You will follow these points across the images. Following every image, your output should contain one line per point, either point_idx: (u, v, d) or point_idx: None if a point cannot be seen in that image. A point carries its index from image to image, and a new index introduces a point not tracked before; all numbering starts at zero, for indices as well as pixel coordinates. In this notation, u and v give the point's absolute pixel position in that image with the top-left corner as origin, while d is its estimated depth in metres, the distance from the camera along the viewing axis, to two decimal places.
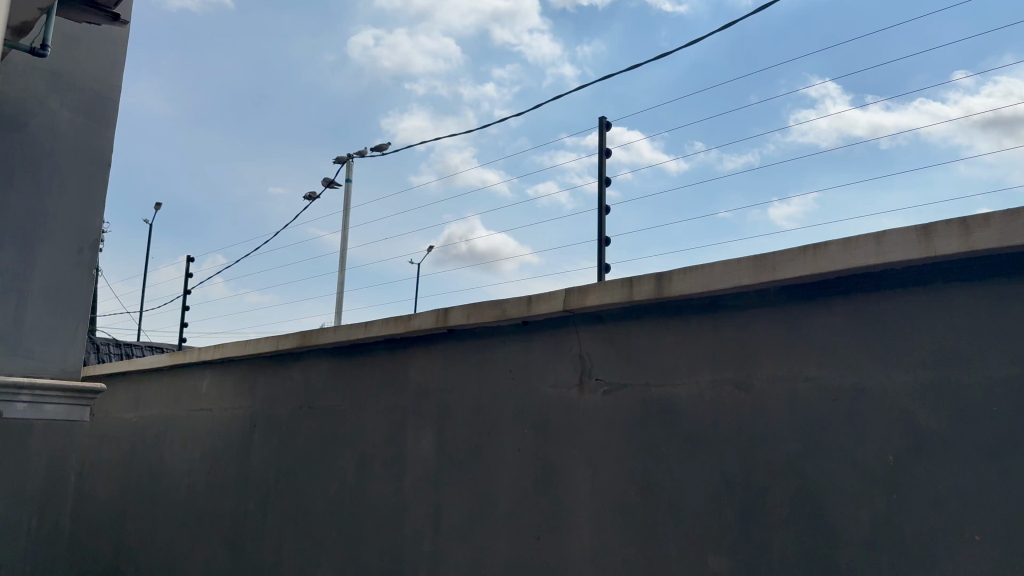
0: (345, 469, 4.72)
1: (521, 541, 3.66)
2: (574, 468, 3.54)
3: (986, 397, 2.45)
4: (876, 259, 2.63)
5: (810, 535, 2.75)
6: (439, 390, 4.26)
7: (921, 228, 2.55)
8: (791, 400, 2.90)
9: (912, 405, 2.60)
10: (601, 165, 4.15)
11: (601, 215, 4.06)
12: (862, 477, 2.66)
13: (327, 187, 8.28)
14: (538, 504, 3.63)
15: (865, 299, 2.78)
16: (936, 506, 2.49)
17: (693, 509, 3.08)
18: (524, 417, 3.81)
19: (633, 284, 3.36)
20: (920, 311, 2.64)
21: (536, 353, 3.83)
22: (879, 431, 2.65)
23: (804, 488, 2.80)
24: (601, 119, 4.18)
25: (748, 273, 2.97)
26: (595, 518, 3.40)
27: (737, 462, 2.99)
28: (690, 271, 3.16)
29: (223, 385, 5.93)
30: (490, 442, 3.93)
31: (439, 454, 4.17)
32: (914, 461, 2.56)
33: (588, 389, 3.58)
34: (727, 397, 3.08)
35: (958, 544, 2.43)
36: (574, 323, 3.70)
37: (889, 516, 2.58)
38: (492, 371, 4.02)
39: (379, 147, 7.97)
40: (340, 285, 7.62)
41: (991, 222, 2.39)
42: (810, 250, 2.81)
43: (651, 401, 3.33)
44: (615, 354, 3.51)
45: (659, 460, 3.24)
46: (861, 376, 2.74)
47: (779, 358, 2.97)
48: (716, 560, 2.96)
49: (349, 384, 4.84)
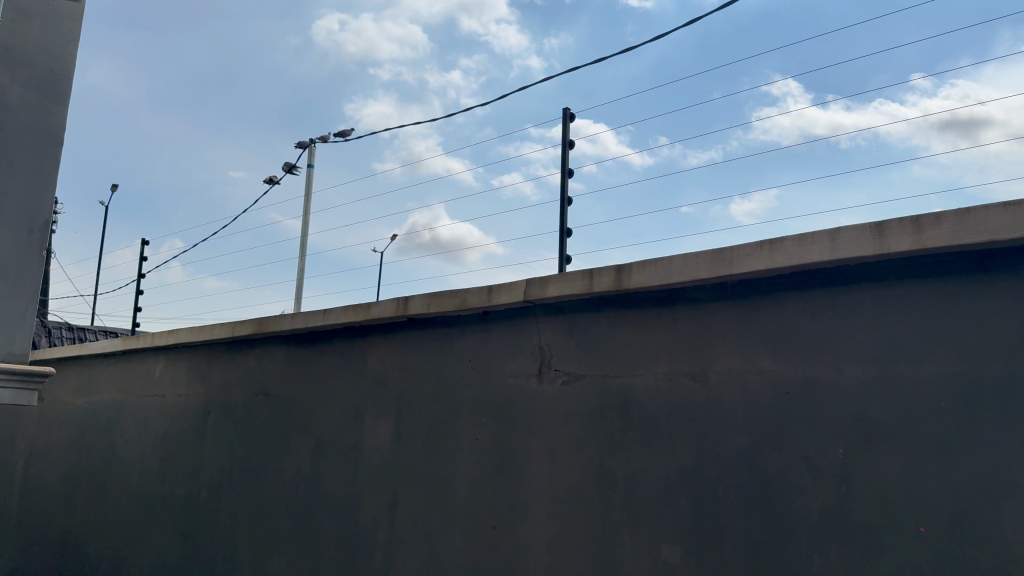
0: (300, 458, 4.68)
1: (477, 531, 3.66)
2: (531, 458, 3.55)
3: (934, 391, 2.51)
4: (830, 255, 2.67)
5: (760, 526, 2.79)
6: (397, 379, 4.24)
7: (875, 225, 2.59)
8: (745, 393, 2.94)
9: (862, 399, 2.66)
10: (564, 155, 4.16)
11: (563, 206, 4.07)
12: (813, 469, 2.71)
13: (288, 171, 8.18)
14: (494, 494, 3.64)
15: (819, 295, 2.83)
16: (884, 498, 2.54)
17: (647, 500, 3.11)
18: (482, 407, 3.81)
19: (593, 276, 3.38)
20: (873, 307, 2.69)
21: (496, 344, 3.83)
22: (830, 425, 2.71)
23: (756, 480, 2.84)
24: (566, 110, 4.18)
25: (705, 267, 3.00)
26: (550, 508, 3.41)
27: (692, 455, 3.03)
28: (649, 263, 3.18)
29: (177, 370, 5.84)
30: (447, 431, 3.93)
31: (396, 443, 4.15)
32: (863, 453, 2.62)
33: (547, 379, 3.59)
34: (682, 389, 3.12)
35: (904, 536, 2.48)
36: (534, 313, 3.71)
37: (838, 508, 2.63)
38: (451, 360, 4.01)
39: (342, 133, 7.90)
40: (300, 271, 7.54)
41: (943, 221, 2.44)
42: (767, 244, 2.84)
43: (608, 392, 3.35)
44: (574, 345, 3.53)
45: (615, 451, 3.26)
46: (813, 369, 2.79)
47: (733, 352, 3.01)
48: (669, 550, 3.00)
49: (306, 372, 4.80)
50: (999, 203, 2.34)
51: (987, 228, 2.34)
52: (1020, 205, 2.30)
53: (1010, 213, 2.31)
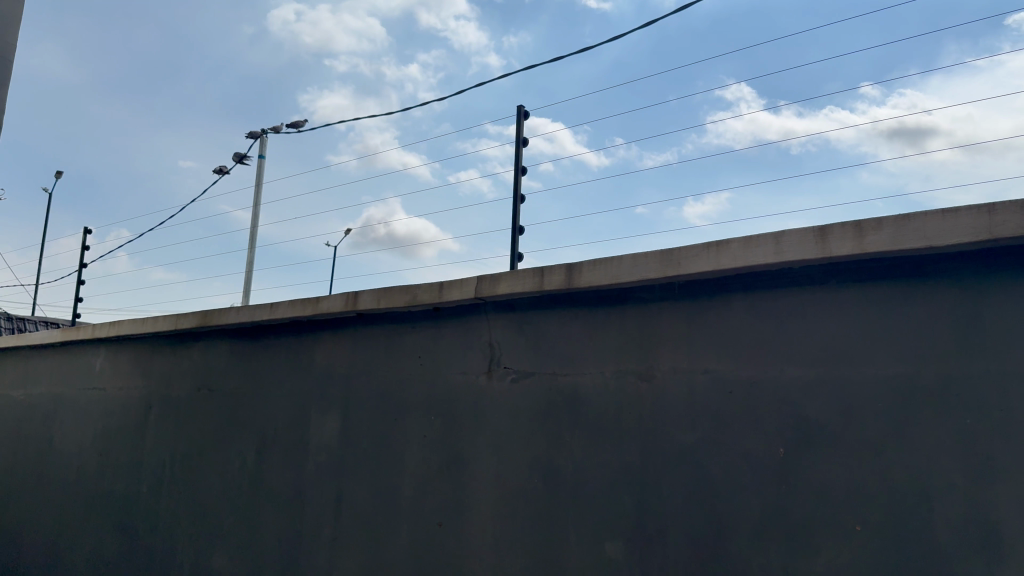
0: (244, 454, 4.61)
1: (422, 528, 3.65)
2: (478, 455, 3.55)
3: (871, 393, 2.57)
4: (774, 258, 2.72)
5: (701, 524, 2.83)
6: (345, 375, 4.20)
7: (817, 229, 2.64)
8: (690, 393, 2.98)
9: (803, 400, 2.71)
10: (517, 153, 4.16)
11: (516, 204, 4.07)
12: (753, 469, 2.76)
13: (238, 161, 8.05)
14: (440, 491, 3.63)
15: (763, 297, 2.88)
16: (821, 497, 2.60)
17: (593, 497, 3.13)
18: (430, 404, 3.80)
19: (544, 274, 3.38)
20: (816, 308, 2.74)
21: (446, 340, 3.82)
22: (771, 425, 2.76)
23: (698, 478, 2.88)
24: (520, 108, 4.18)
25: (654, 267, 3.03)
26: (497, 505, 3.41)
27: (637, 453, 3.06)
28: (599, 263, 3.19)
29: (118, 363, 5.71)
30: (395, 428, 3.90)
31: (343, 439, 4.11)
32: (803, 452, 2.67)
33: (496, 376, 3.59)
34: (630, 388, 3.14)
35: (841, 535, 2.54)
36: (484, 310, 3.71)
37: (777, 506, 2.68)
38: (400, 356, 3.99)
39: (295, 124, 7.81)
40: (249, 263, 7.43)
41: (883, 226, 2.49)
42: (713, 246, 2.88)
43: (556, 390, 3.37)
44: (524, 342, 3.53)
45: (562, 449, 3.28)
46: (755, 369, 2.84)
47: (680, 351, 3.04)
48: (613, 547, 3.03)
49: (252, 367, 4.73)
50: (937, 210, 2.41)
51: (925, 234, 2.40)
52: (958, 212, 2.37)
53: (948, 220, 2.37)
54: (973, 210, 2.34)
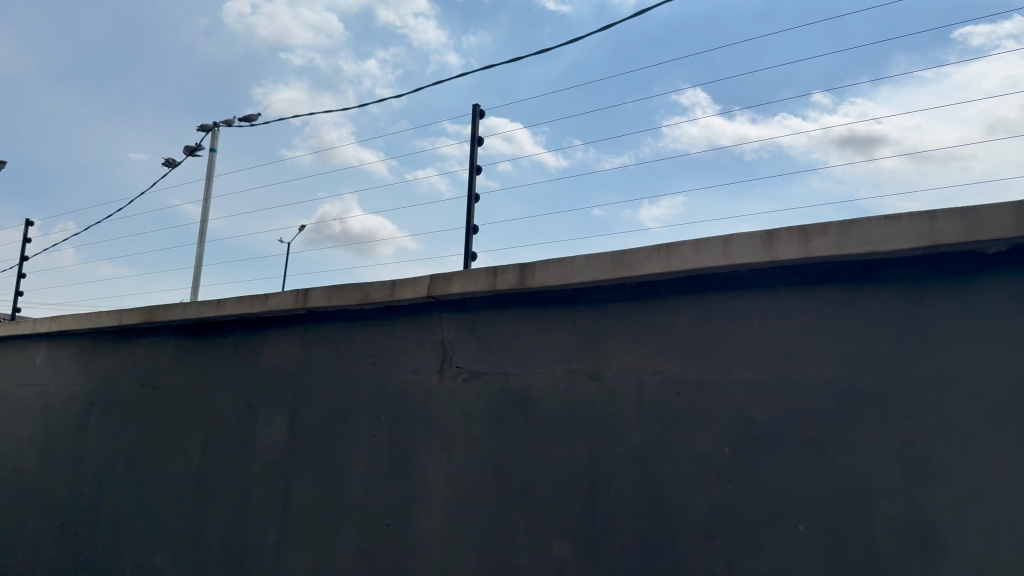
0: (189, 452, 4.52)
1: (370, 529, 3.62)
2: (429, 454, 3.53)
3: (814, 395, 2.62)
4: (722, 261, 2.75)
5: (648, 524, 2.86)
6: (294, 374, 4.15)
7: (764, 234, 2.67)
8: (639, 393, 3.00)
9: (749, 401, 2.75)
10: (472, 152, 4.15)
11: (470, 203, 4.06)
12: (700, 469, 2.79)
13: (189, 154, 7.91)
14: (389, 491, 3.61)
15: (711, 300, 2.91)
16: (764, 497, 2.64)
17: (542, 496, 3.14)
18: (380, 403, 3.76)
19: (497, 274, 3.38)
20: (762, 311, 2.78)
21: (397, 339, 3.80)
22: (718, 425, 2.79)
23: (647, 478, 2.90)
24: (475, 107, 4.18)
25: (606, 268, 3.04)
26: (446, 504, 3.40)
27: (586, 454, 3.07)
28: (552, 263, 3.20)
29: (60, 359, 5.56)
30: (344, 426, 3.86)
31: (291, 439, 4.06)
32: (747, 452, 2.71)
33: (447, 376, 3.57)
34: (581, 388, 3.16)
35: (784, 534, 2.58)
36: (437, 309, 3.69)
37: (722, 505, 2.72)
38: (350, 355, 3.95)
39: (248, 117, 7.70)
40: (198, 259, 7.30)
41: (829, 231, 2.54)
42: (664, 248, 2.90)
43: (507, 390, 3.37)
44: (476, 342, 3.53)
45: (512, 449, 3.28)
46: (703, 370, 2.87)
47: (630, 351, 3.07)
48: (561, 546, 3.04)
49: (198, 364, 4.64)
50: (880, 216, 2.46)
51: (868, 239, 2.45)
52: (899, 219, 2.42)
53: (891, 226, 2.42)
54: (915, 216, 2.39)
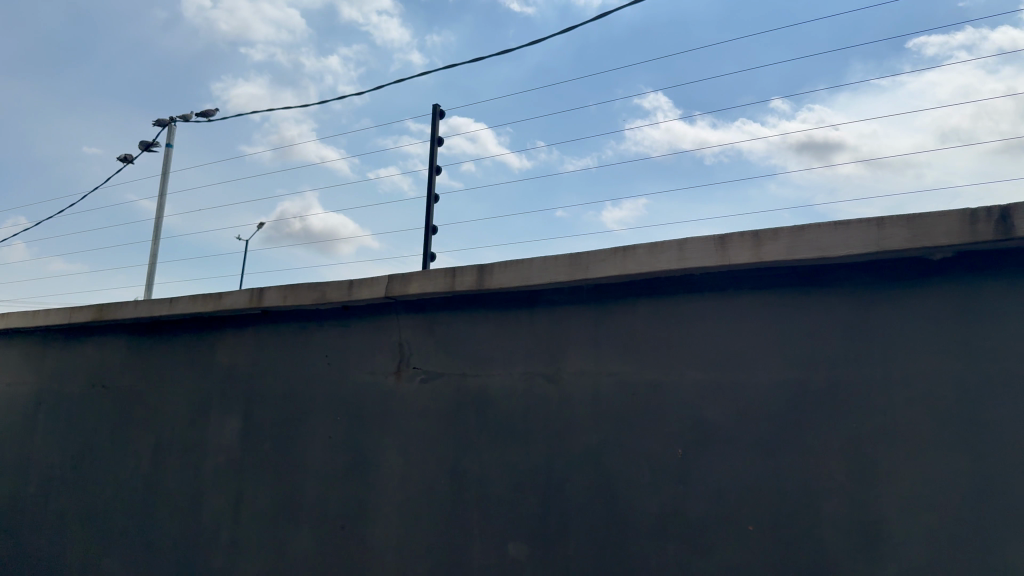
0: (140, 453, 4.44)
1: (324, 530, 3.59)
2: (385, 455, 3.51)
3: (766, 396, 2.66)
4: (677, 264, 2.77)
5: (603, 525, 2.88)
6: (249, 374, 4.10)
7: (718, 238, 2.71)
8: (596, 394, 3.02)
9: (703, 403, 2.78)
10: (432, 152, 4.14)
11: (429, 203, 4.05)
12: (654, 469, 2.82)
13: (144, 149, 7.78)
14: (345, 493, 3.58)
15: (666, 303, 2.94)
16: (716, 497, 2.67)
17: (498, 497, 3.14)
18: (336, 403, 3.74)
19: (455, 275, 3.37)
20: (716, 314, 2.82)
21: (354, 340, 3.77)
22: (672, 426, 2.82)
23: (602, 479, 2.92)
24: (435, 107, 4.17)
25: (564, 270, 3.05)
26: (402, 505, 3.39)
27: (542, 454, 3.08)
28: (510, 264, 3.20)
29: (7, 357, 5.43)
30: (300, 427, 3.83)
31: (245, 439, 4.01)
32: (700, 454, 2.74)
33: (405, 376, 3.56)
34: (538, 389, 3.17)
35: (734, 535, 2.62)
36: (394, 310, 3.67)
37: (675, 506, 2.75)
38: (307, 355, 3.91)
39: (205, 112, 7.60)
40: (153, 256, 7.18)
41: (780, 236, 2.57)
42: (620, 251, 2.92)
43: (465, 391, 3.36)
44: (434, 343, 3.52)
45: (469, 450, 3.28)
46: (658, 372, 2.90)
47: (587, 353, 3.08)
48: (516, 547, 3.05)
49: (151, 363, 4.56)
50: (830, 222, 2.50)
51: (818, 245, 2.50)
52: (848, 225, 2.46)
53: (840, 232, 2.47)
54: (863, 222, 2.45)
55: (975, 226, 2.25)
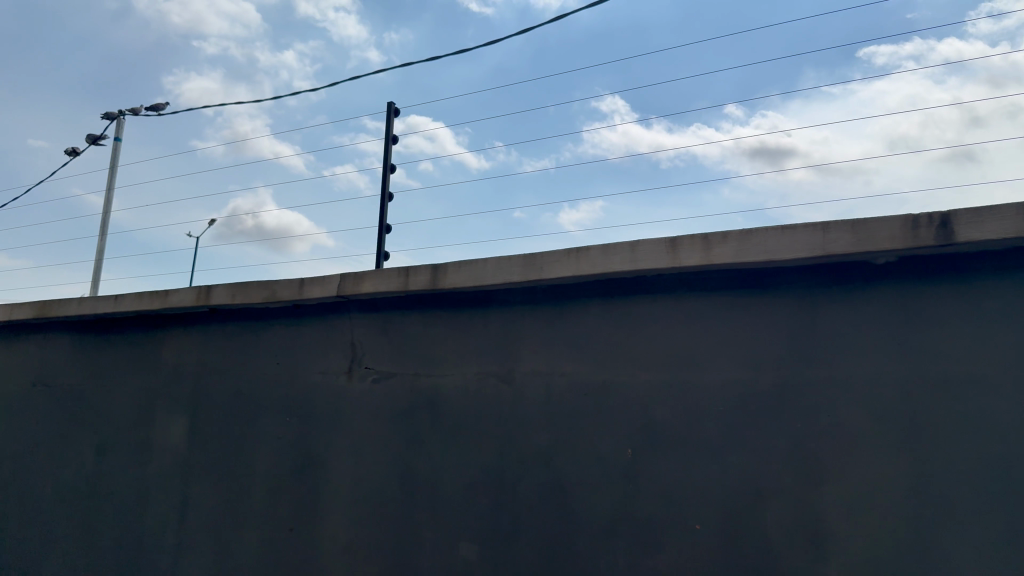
0: (83, 454, 4.33)
1: (272, 531, 3.54)
2: (335, 456, 3.47)
3: (714, 397, 2.69)
4: (629, 266, 2.79)
5: (553, 525, 2.88)
6: (197, 373, 4.02)
7: (669, 240, 2.73)
8: (548, 394, 3.03)
9: (653, 403, 2.80)
10: (387, 151, 4.11)
11: (383, 202, 4.02)
12: (605, 470, 2.83)
13: (91, 143, 7.60)
14: (293, 495, 3.54)
15: (618, 304, 2.96)
16: (665, 497, 2.70)
17: (449, 497, 3.13)
18: (286, 403, 3.69)
19: (409, 274, 3.34)
20: (667, 315, 2.85)
21: (306, 339, 3.73)
22: (622, 427, 2.84)
23: (552, 480, 2.93)
24: (390, 105, 4.15)
25: (517, 271, 3.05)
26: (352, 506, 3.36)
27: (493, 455, 3.08)
28: (464, 264, 3.19)
29: None
30: (248, 427, 3.77)
31: (191, 440, 3.94)
32: (650, 454, 2.76)
33: (356, 376, 3.53)
34: (490, 389, 3.16)
35: (682, 534, 2.64)
36: (347, 309, 3.64)
37: (625, 506, 2.77)
38: (256, 354, 3.85)
39: (155, 107, 7.45)
40: (99, 252, 7.01)
41: (729, 239, 2.61)
42: (573, 252, 2.93)
43: (417, 392, 3.34)
44: (386, 343, 3.49)
45: (420, 450, 3.26)
46: (610, 373, 2.91)
47: (540, 353, 3.09)
48: (466, 548, 3.04)
49: (95, 362, 4.45)
50: (777, 226, 2.54)
51: (766, 248, 2.54)
52: (795, 229, 2.51)
53: (787, 236, 2.51)
54: (810, 227, 2.49)
55: (917, 231, 2.30)
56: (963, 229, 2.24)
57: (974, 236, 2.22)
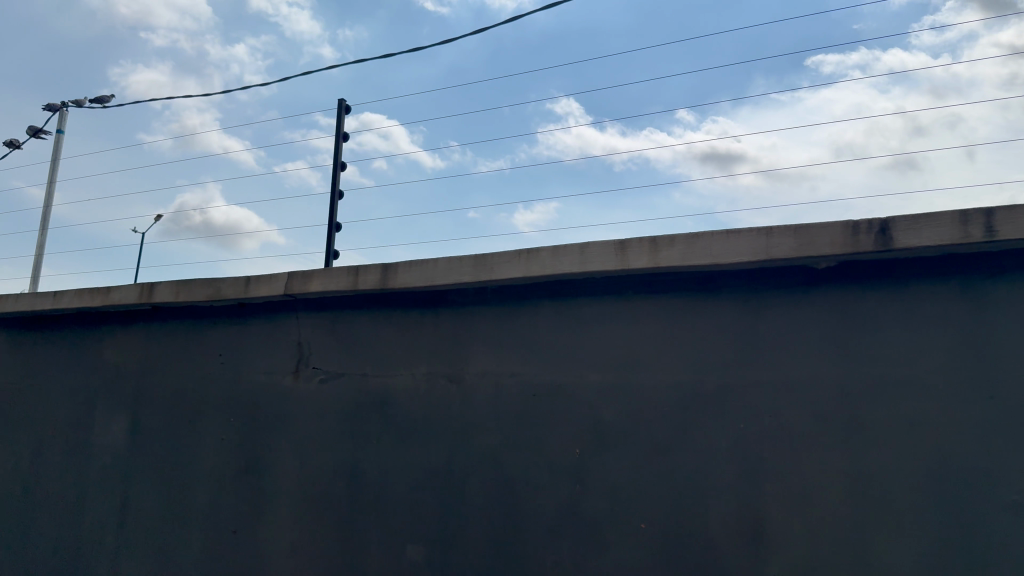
0: (18, 455, 4.21)
1: (215, 533, 3.49)
2: (281, 456, 3.43)
3: (661, 397, 2.72)
4: (578, 267, 2.80)
5: (501, 526, 2.89)
6: (138, 372, 3.93)
7: (618, 242, 2.75)
8: (496, 395, 3.03)
9: (600, 404, 2.82)
10: (337, 148, 4.08)
11: (333, 200, 3.98)
12: (552, 470, 2.85)
13: (33, 135, 7.38)
14: (238, 496, 3.48)
15: (568, 306, 2.97)
16: (612, 497, 2.72)
17: (397, 498, 3.11)
18: (231, 403, 3.63)
19: (358, 273, 3.31)
20: (616, 317, 2.87)
21: (252, 338, 3.67)
22: (570, 427, 2.85)
23: (500, 480, 2.93)
24: (341, 102, 4.11)
25: (468, 271, 3.05)
26: (298, 507, 3.32)
27: (442, 455, 3.07)
28: (414, 264, 3.17)
29: None
30: (192, 427, 3.70)
31: (132, 440, 3.85)
32: (598, 454, 2.78)
33: (304, 377, 3.48)
34: (439, 389, 3.15)
35: (628, 533, 2.67)
36: (294, 308, 3.59)
37: (571, 506, 2.78)
38: (200, 353, 3.78)
39: (100, 99, 7.27)
40: (39, 247, 6.82)
41: (676, 243, 2.65)
42: (524, 253, 2.94)
43: (365, 392, 3.32)
44: (334, 342, 3.46)
45: (368, 451, 3.23)
46: (558, 374, 2.93)
47: (489, 354, 3.09)
48: (413, 549, 3.02)
49: (32, 361, 4.33)
50: (723, 230, 2.58)
51: (712, 252, 2.58)
52: (740, 234, 2.55)
53: (732, 240, 2.55)
54: (753, 231, 2.53)
55: (857, 237, 2.36)
56: (901, 235, 2.31)
57: (911, 242, 2.29)
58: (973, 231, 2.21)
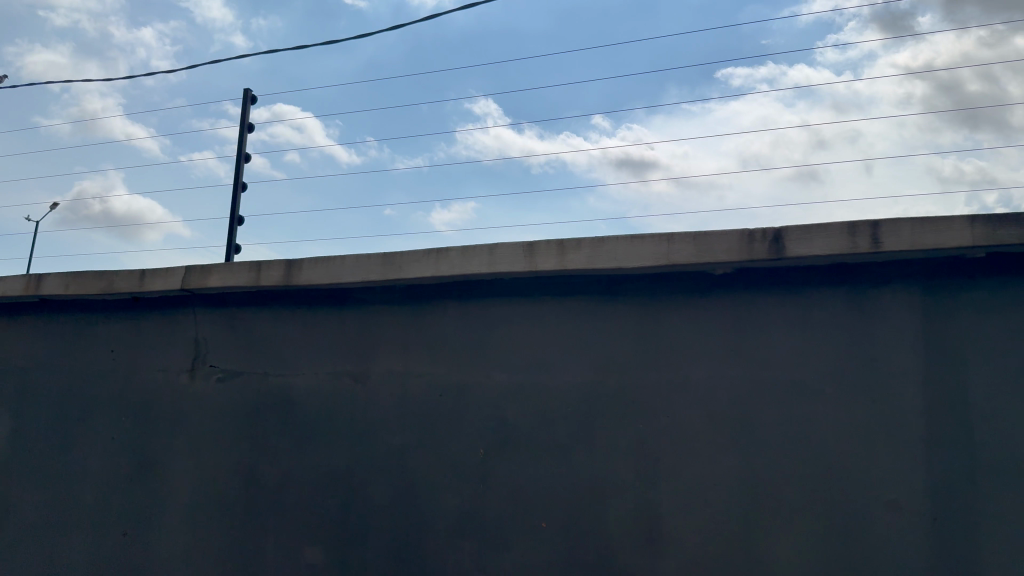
0: None
1: (104, 536, 3.34)
2: (175, 457, 3.30)
3: (564, 398, 2.74)
4: (486, 268, 2.79)
5: (402, 527, 2.85)
6: (23, 368, 3.73)
7: (525, 244, 2.75)
8: (400, 395, 2.99)
9: (504, 405, 2.82)
10: (240, 139, 3.96)
11: (236, 194, 3.87)
12: (455, 470, 2.83)
13: None
14: (128, 498, 3.34)
15: (473, 306, 2.96)
16: (513, 497, 2.72)
17: (296, 499, 3.04)
18: (122, 402, 3.48)
19: (260, 269, 3.21)
20: (521, 317, 2.87)
21: (146, 334, 3.53)
22: (473, 428, 2.85)
23: (403, 481, 2.90)
24: (246, 92, 4.00)
25: (374, 270, 3.00)
26: (192, 509, 3.21)
27: (344, 456, 3.01)
28: (319, 261, 3.10)
29: None
30: (80, 427, 3.53)
31: (14, 439, 3.65)
32: (501, 455, 2.78)
33: (201, 375, 3.37)
34: (342, 389, 3.10)
35: (528, 532, 2.67)
36: (192, 304, 3.47)
37: (473, 506, 2.77)
38: (90, 349, 3.61)
39: None
40: None
41: (582, 246, 2.66)
42: (432, 253, 2.91)
43: (265, 391, 3.23)
44: (234, 339, 3.36)
45: (267, 451, 3.15)
46: (463, 375, 2.91)
47: (394, 354, 3.05)
48: (311, 551, 2.96)
49: None
50: (627, 235, 2.61)
51: (615, 257, 2.61)
52: (643, 239, 2.58)
53: (636, 245, 2.59)
54: (656, 237, 2.57)
55: (752, 246, 2.43)
56: (794, 245, 2.38)
57: (803, 251, 2.37)
58: (860, 242, 2.32)
